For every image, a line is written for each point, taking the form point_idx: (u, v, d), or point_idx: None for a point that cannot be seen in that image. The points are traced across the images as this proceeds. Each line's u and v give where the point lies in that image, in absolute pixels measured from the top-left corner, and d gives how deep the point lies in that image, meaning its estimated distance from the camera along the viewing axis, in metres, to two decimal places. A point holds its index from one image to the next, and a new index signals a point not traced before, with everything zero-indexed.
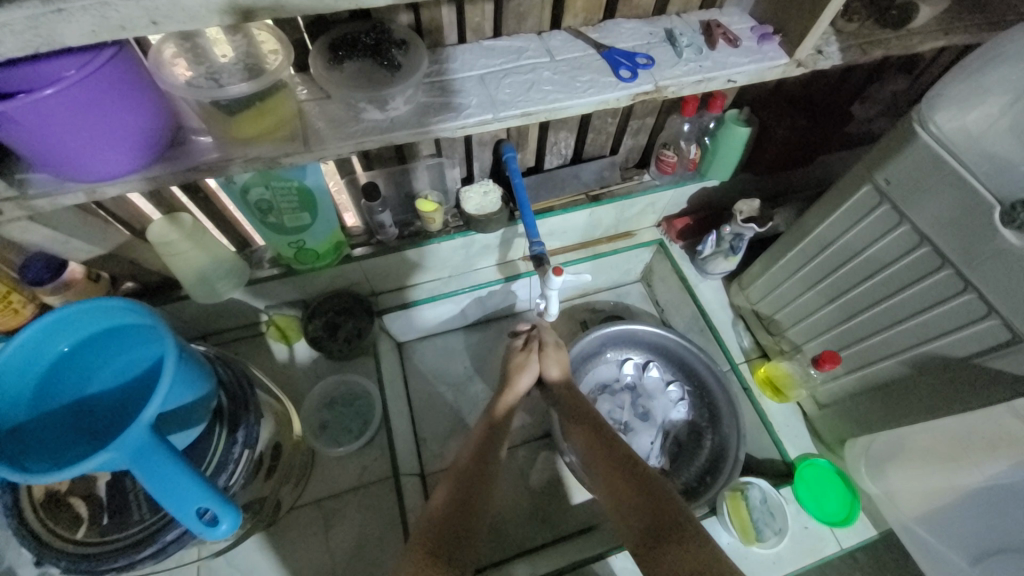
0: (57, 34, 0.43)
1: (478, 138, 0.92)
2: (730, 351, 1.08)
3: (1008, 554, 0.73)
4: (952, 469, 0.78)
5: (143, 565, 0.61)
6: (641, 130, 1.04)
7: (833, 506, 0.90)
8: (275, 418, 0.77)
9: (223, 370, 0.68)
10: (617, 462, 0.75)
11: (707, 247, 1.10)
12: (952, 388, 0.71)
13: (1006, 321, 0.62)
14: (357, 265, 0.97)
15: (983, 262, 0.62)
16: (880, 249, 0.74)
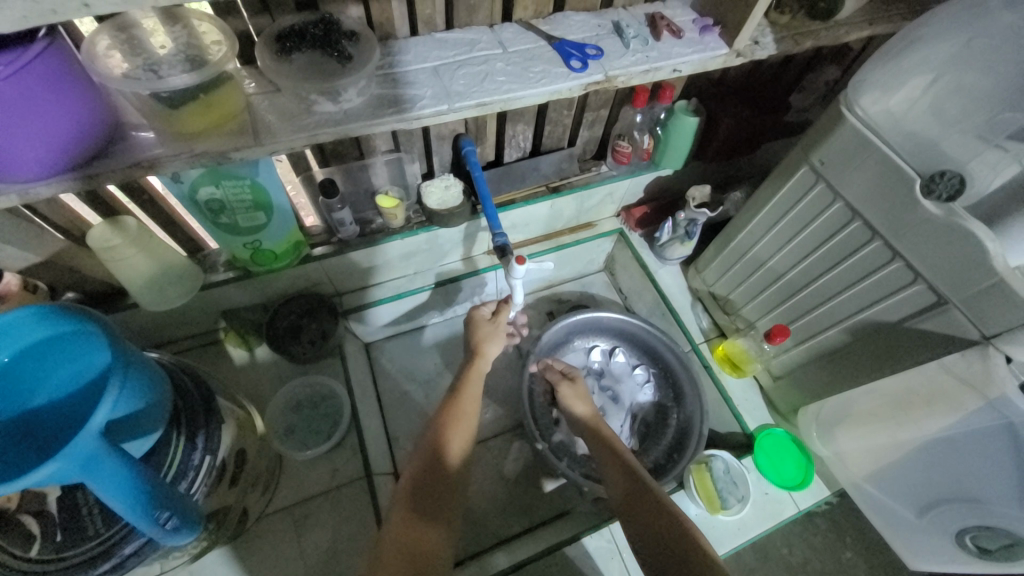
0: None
1: (436, 132, 0.92)
2: (690, 333, 1.13)
3: (950, 504, 0.76)
4: (892, 429, 0.81)
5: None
6: (596, 121, 1.07)
7: (790, 471, 0.96)
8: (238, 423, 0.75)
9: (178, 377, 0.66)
10: (628, 491, 0.75)
11: (664, 233, 1.15)
12: (889, 350, 0.76)
13: (931, 285, 0.67)
14: (317, 264, 0.95)
15: (907, 232, 0.67)
16: (819, 225, 0.80)
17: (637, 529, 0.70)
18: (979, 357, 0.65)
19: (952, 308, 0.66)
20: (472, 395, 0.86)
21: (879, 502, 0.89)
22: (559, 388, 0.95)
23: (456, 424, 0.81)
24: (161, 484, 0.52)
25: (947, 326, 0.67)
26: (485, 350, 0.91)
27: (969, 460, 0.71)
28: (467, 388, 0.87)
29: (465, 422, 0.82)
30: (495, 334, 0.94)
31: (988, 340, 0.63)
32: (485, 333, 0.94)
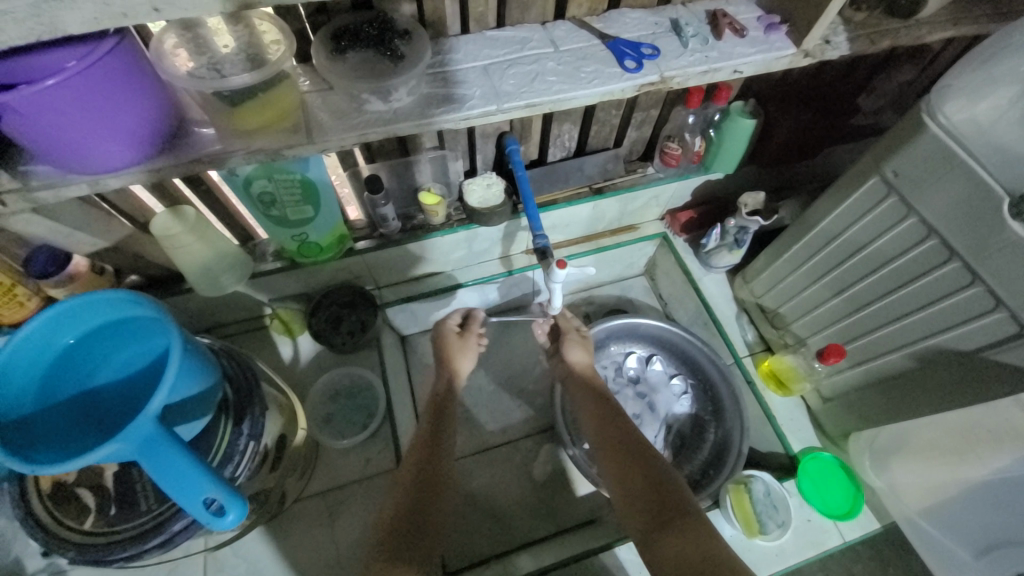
0: (59, 23, 0.42)
1: (482, 130, 0.91)
2: (733, 345, 1.08)
3: (1016, 545, 0.74)
4: (953, 463, 0.80)
5: (151, 553, 0.61)
6: (645, 122, 1.03)
7: (836, 500, 0.90)
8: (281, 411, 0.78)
9: (228, 363, 0.69)
10: (644, 518, 0.67)
11: (712, 239, 1.10)
12: (959, 381, 0.70)
13: (1016, 315, 0.61)
14: (360, 258, 0.97)
15: (990, 255, 0.62)
16: (887, 240, 0.74)
17: (668, 553, 0.62)
18: None
19: None
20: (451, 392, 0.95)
21: (929, 540, 0.86)
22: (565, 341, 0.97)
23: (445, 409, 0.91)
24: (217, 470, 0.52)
25: None
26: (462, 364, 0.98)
27: None
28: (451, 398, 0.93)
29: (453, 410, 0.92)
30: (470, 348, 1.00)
31: None
32: (454, 348, 0.99)
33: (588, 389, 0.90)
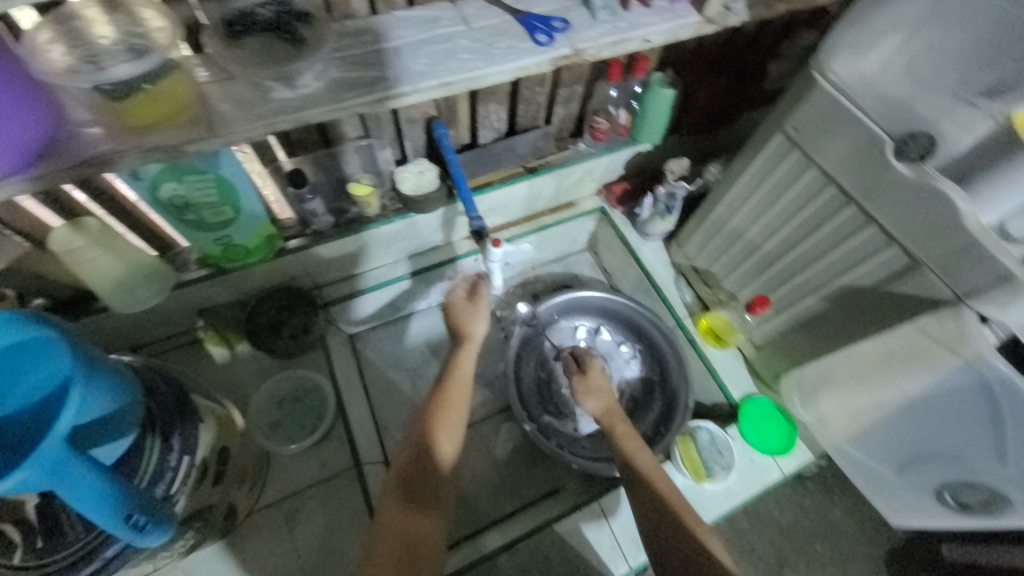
0: None
1: (406, 115, 0.90)
2: (673, 308, 1.13)
3: (934, 458, 0.76)
4: (872, 391, 0.80)
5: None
6: (571, 98, 1.04)
7: (774, 438, 0.97)
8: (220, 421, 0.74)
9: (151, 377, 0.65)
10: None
11: (645, 209, 1.14)
12: (865, 315, 0.77)
13: (904, 248, 0.67)
14: (292, 258, 0.94)
15: (880, 196, 0.67)
16: (795, 192, 0.79)
17: None
18: (952, 315, 0.64)
19: (924, 269, 0.65)
20: (462, 380, 0.80)
21: (858, 463, 0.89)
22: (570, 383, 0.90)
23: (446, 416, 0.76)
24: (127, 488, 0.52)
25: (921, 286, 0.67)
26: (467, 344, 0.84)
27: (953, 414, 0.71)
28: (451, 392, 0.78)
29: (452, 424, 0.76)
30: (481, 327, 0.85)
31: (961, 299, 0.63)
32: (467, 315, 0.86)
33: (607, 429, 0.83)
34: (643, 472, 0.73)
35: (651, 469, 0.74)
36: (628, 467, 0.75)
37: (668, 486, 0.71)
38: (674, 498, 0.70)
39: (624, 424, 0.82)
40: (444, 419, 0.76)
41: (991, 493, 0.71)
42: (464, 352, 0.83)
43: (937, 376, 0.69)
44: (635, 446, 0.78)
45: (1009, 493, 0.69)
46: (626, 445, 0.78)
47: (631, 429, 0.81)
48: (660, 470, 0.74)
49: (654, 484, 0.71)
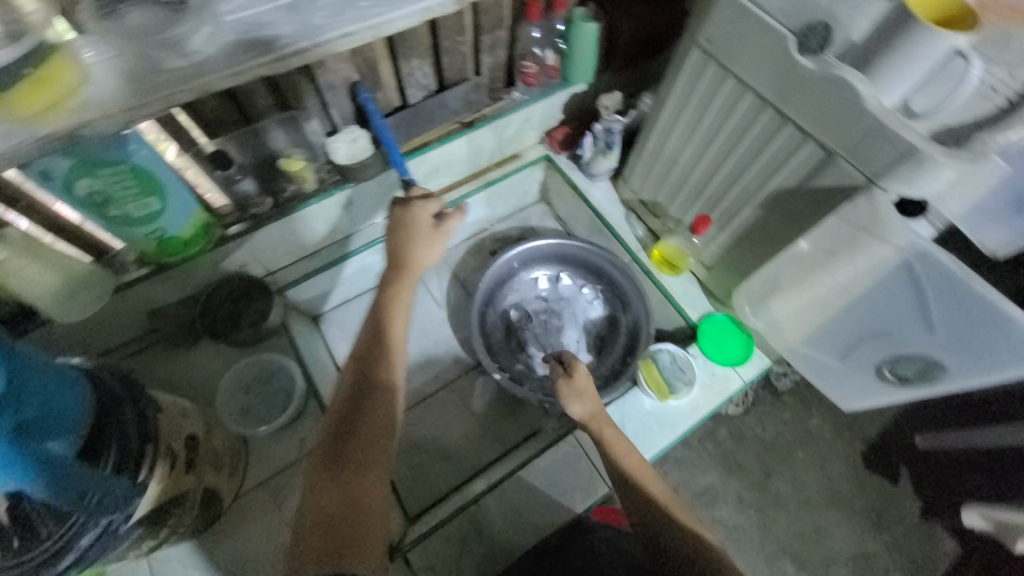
0: None
1: (326, 81, 0.88)
2: (627, 244, 1.15)
3: (877, 341, 0.80)
4: (815, 287, 0.82)
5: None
6: (496, 45, 1.03)
7: (733, 350, 1.02)
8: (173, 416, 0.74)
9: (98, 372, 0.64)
10: None
11: (587, 149, 1.14)
12: (795, 215, 0.79)
13: (820, 142, 0.68)
14: (235, 245, 0.92)
15: (791, 94, 0.69)
16: (717, 106, 0.81)
17: None
18: (867, 198, 0.67)
19: (838, 158, 0.67)
20: (397, 341, 0.78)
21: (810, 362, 0.93)
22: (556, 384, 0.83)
23: (383, 378, 0.73)
24: (81, 469, 0.54)
25: (837, 176, 0.69)
26: (398, 294, 0.83)
27: (894, 298, 0.73)
28: (390, 355, 0.76)
29: (389, 381, 0.73)
30: (434, 250, 0.86)
31: (873, 182, 0.65)
32: (423, 234, 0.86)
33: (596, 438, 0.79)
34: (631, 472, 0.73)
35: (638, 468, 0.74)
36: (616, 466, 0.75)
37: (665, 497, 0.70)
38: (662, 493, 0.71)
39: (609, 426, 0.80)
40: (385, 380, 0.73)
41: (925, 363, 0.76)
42: (393, 306, 0.82)
43: (872, 257, 0.72)
44: (621, 447, 0.77)
45: (942, 360, 0.74)
46: (613, 445, 0.77)
47: (616, 428, 0.80)
48: (649, 469, 0.75)
49: (645, 485, 0.71)
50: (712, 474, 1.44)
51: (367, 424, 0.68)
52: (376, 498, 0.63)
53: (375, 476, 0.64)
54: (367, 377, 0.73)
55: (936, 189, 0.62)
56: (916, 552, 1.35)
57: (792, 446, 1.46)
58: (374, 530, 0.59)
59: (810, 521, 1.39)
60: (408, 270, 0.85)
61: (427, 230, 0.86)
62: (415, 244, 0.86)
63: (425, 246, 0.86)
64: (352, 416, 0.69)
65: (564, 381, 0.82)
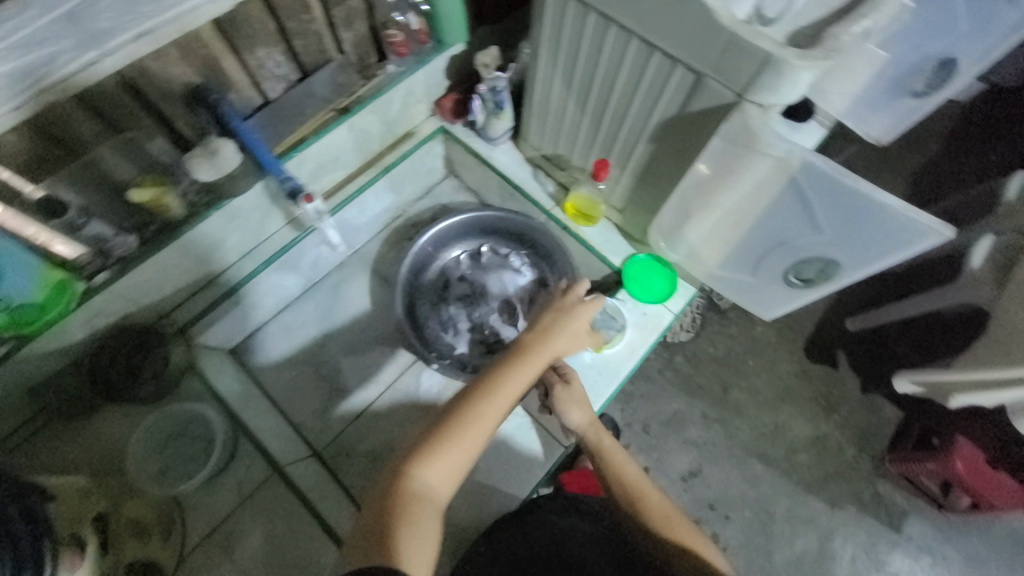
0: None
1: (157, 93, 0.76)
2: (539, 202, 1.12)
3: (779, 249, 0.82)
4: (717, 207, 0.84)
5: None
6: (353, 17, 0.92)
7: (659, 286, 1.04)
8: (66, 505, 0.68)
9: None
10: None
11: (478, 114, 1.09)
12: (683, 144, 0.79)
13: (688, 66, 0.67)
14: (106, 295, 0.82)
15: (650, 20, 0.66)
16: (588, 44, 0.77)
17: None
18: (739, 114, 0.67)
19: (707, 79, 0.66)
20: (525, 370, 0.75)
21: (730, 282, 0.97)
22: (554, 392, 0.86)
23: (491, 394, 0.71)
24: None
25: (710, 97, 0.68)
26: (549, 341, 0.80)
27: (785, 206, 0.75)
28: (507, 380, 0.73)
29: (500, 404, 0.72)
30: (585, 338, 0.86)
31: (742, 97, 0.65)
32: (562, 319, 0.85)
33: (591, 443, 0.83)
34: (632, 487, 0.78)
35: (639, 480, 0.79)
36: (618, 480, 0.79)
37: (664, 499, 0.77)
38: (661, 509, 0.75)
39: (608, 436, 0.84)
40: (492, 400, 0.71)
41: (824, 263, 0.79)
42: (545, 356, 0.79)
43: (755, 167, 0.73)
44: (623, 459, 0.81)
45: (834, 257, 0.76)
46: (612, 456, 0.81)
47: (616, 441, 0.83)
48: (644, 478, 0.79)
49: (644, 501, 0.76)
50: (676, 401, 1.50)
51: (456, 437, 0.67)
52: (432, 493, 0.65)
53: (442, 479, 0.66)
54: (487, 392, 0.71)
55: (798, 93, 0.63)
56: (860, 423, 1.48)
57: (742, 357, 1.54)
58: (423, 529, 0.61)
59: (768, 421, 1.48)
60: (551, 338, 0.81)
61: (585, 335, 0.86)
62: (563, 330, 0.83)
63: (577, 329, 0.85)
64: (461, 425, 0.68)
65: (564, 390, 0.85)
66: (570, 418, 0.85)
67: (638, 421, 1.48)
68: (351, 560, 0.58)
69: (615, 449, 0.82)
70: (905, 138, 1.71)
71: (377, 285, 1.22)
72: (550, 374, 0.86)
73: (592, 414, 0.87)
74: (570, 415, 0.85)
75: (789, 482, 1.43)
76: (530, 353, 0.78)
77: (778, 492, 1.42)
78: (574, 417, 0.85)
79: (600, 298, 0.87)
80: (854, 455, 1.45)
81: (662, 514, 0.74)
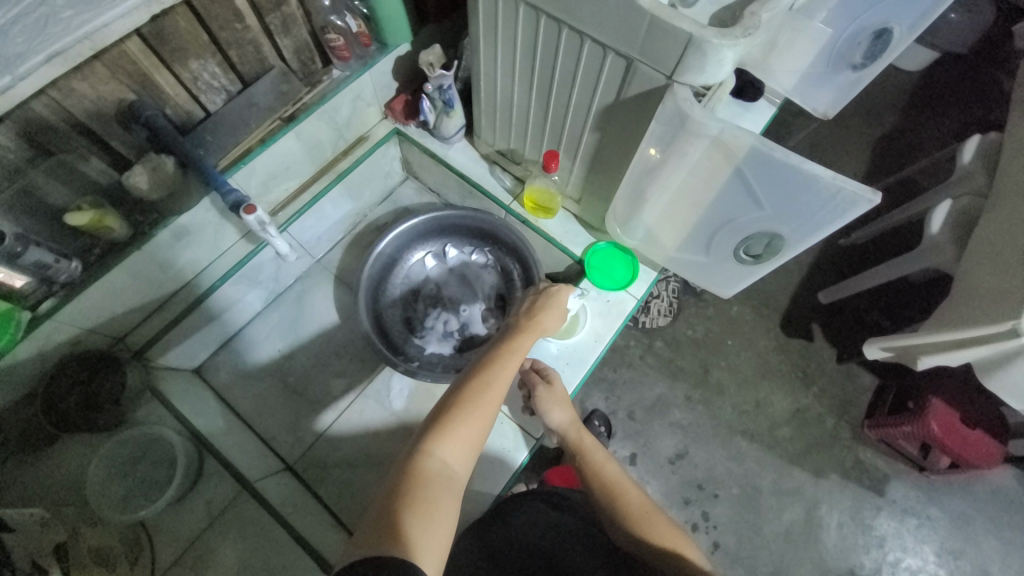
0: None
1: (89, 113, 0.75)
2: (497, 198, 1.13)
3: (728, 229, 0.84)
4: (669, 193, 0.85)
5: None
6: (289, 23, 0.92)
7: (621, 272, 1.05)
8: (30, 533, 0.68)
9: None
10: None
11: (429, 114, 1.08)
12: (625, 129, 0.79)
13: (616, 51, 0.67)
14: (54, 322, 0.80)
15: (574, 8, 0.66)
16: (522, 36, 0.77)
17: None
18: (671, 98, 0.67)
19: (637, 64, 0.67)
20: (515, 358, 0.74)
21: (690, 265, 0.98)
22: (537, 393, 0.88)
23: (488, 380, 0.68)
24: None
25: (644, 81, 0.69)
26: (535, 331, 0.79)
27: (726, 187, 0.76)
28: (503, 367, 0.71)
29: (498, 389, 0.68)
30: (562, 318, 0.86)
31: (672, 79, 0.66)
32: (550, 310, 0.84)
33: (571, 440, 0.86)
34: (611, 482, 0.79)
35: (619, 478, 0.80)
36: (597, 475, 0.81)
37: (640, 491, 0.78)
38: (640, 504, 0.75)
39: (589, 435, 0.86)
40: (490, 385, 0.68)
41: (769, 238, 0.80)
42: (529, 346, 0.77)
43: (697, 147, 0.74)
44: (601, 457, 0.83)
45: (780, 233, 0.78)
46: (591, 454, 0.83)
47: (597, 439, 0.85)
48: (620, 474, 0.80)
49: (622, 496, 0.77)
50: (659, 385, 1.51)
51: (463, 420, 0.63)
52: (446, 473, 0.60)
53: (458, 458, 0.61)
54: (486, 378, 0.69)
55: (726, 72, 0.64)
56: (839, 393, 1.50)
57: (721, 336, 1.56)
58: (443, 512, 0.56)
59: (750, 397, 1.50)
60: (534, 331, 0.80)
61: (561, 307, 0.86)
62: (549, 314, 0.84)
63: (556, 312, 0.84)
64: (463, 406, 0.65)
65: (547, 389, 0.88)
66: (552, 418, 0.88)
67: (623, 408, 1.49)
68: (377, 536, 0.51)
69: (595, 447, 0.84)
70: (863, 110, 1.74)
71: (344, 292, 1.22)
72: (532, 377, 0.90)
73: (574, 411, 0.89)
74: (552, 415, 0.87)
75: (774, 457, 1.45)
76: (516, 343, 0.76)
77: (764, 467, 1.44)
78: (556, 417, 0.87)
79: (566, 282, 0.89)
80: (835, 425, 1.48)
81: (640, 508, 0.74)
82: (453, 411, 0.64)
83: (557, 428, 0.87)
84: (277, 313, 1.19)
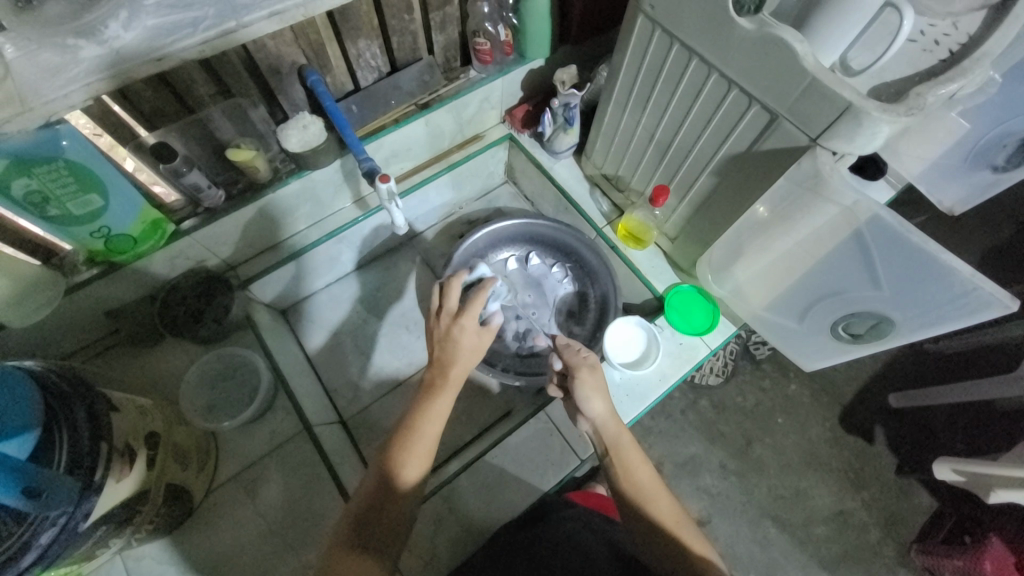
0: None
1: (271, 67, 0.85)
2: (592, 218, 1.15)
3: (829, 299, 0.81)
4: (772, 248, 0.84)
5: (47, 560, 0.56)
6: (446, 22, 1.00)
7: (700, 319, 1.04)
8: (139, 411, 0.74)
9: (55, 388, 0.61)
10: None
11: (547, 127, 1.13)
12: (746, 181, 0.79)
13: (763, 104, 0.69)
14: (190, 239, 0.89)
15: (731, 56, 0.69)
16: (668, 71, 0.80)
17: None
18: (810, 159, 0.67)
19: (782, 121, 0.68)
20: (439, 412, 0.71)
21: (775, 326, 0.96)
22: (578, 375, 0.81)
23: (414, 446, 0.68)
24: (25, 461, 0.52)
25: (784, 139, 0.70)
26: (450, 374, 0.73)
27: (842, 256, 0.74)
28: (428, 422, 0.69)
29: (425, 445, 0.68)
30: (486, 336, 0.78)
31: (816, 142, 0.66)
32: (461, 337, 0.76)
33: (609, 436, 0.78)
34: (641, 487, 0.73)
35: (650, 484, 0.73)
36: (627, 479, 0.73)
37: (670, 500, 0.73)
38: (668, 513, 0.71)
39: (625, 434, 0.78)
40: (411, 447, 0.67)
41: (877, 319, 0.77)
42: (451, 386, 0.73)
43: (821, 212, 0.73)
44: (636, 460, 0.75)
45: (891, 315, 0.75)
46: (626, 455, 0.76)
47: (635, 440, 0.77)
48: (656, 483, 0.74)
49: (651, 505, 0.71)
50: (695, 444, 1.46)
51: (401, 486, 0.66)
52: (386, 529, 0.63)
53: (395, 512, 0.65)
54: (407, 433, 0.69)
55: (874, 146, 0.64)
56: (892, 507, 1.39)
57: (772, 412, 1.49)
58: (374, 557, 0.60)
59: (791, 483, 1.42)
60: (451, 367, 0.74)
61: (473, 329, 0.77)
62: (461, 348, 0.75)
63: (471, 343, 0.76)
64: (395, 461, 0.67)
65: (591, 372, 0.81)
66: (592, 407, 0.79)
67: (654, 458, 1.45)
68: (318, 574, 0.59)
69: (630, 448, 0.76)
70: (981, 213, 1.62)
71: (423, 274, 1.29)
72: (575, 359, 0.82)
73: (609, 397, 0.81)
74: (591, 404, 0.79)
75: (802, 553, 1.35)
76: (437, 394, 0.72)
77: (790, 562, 1.35)
78: (597, 407, 0.79)
79: (477, 296, 0.78)
80: (880, 539, 1.36)
81: (671, 517, 0.70)
82: (389, 474, 0.66)
83: (598, 420, 0.79)
84: (359, 279, 1.26)
